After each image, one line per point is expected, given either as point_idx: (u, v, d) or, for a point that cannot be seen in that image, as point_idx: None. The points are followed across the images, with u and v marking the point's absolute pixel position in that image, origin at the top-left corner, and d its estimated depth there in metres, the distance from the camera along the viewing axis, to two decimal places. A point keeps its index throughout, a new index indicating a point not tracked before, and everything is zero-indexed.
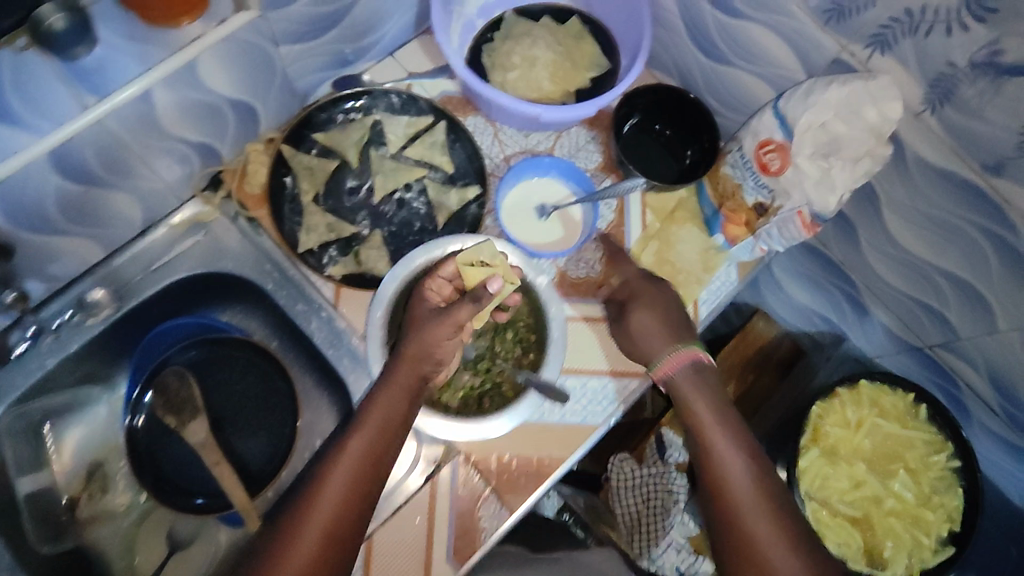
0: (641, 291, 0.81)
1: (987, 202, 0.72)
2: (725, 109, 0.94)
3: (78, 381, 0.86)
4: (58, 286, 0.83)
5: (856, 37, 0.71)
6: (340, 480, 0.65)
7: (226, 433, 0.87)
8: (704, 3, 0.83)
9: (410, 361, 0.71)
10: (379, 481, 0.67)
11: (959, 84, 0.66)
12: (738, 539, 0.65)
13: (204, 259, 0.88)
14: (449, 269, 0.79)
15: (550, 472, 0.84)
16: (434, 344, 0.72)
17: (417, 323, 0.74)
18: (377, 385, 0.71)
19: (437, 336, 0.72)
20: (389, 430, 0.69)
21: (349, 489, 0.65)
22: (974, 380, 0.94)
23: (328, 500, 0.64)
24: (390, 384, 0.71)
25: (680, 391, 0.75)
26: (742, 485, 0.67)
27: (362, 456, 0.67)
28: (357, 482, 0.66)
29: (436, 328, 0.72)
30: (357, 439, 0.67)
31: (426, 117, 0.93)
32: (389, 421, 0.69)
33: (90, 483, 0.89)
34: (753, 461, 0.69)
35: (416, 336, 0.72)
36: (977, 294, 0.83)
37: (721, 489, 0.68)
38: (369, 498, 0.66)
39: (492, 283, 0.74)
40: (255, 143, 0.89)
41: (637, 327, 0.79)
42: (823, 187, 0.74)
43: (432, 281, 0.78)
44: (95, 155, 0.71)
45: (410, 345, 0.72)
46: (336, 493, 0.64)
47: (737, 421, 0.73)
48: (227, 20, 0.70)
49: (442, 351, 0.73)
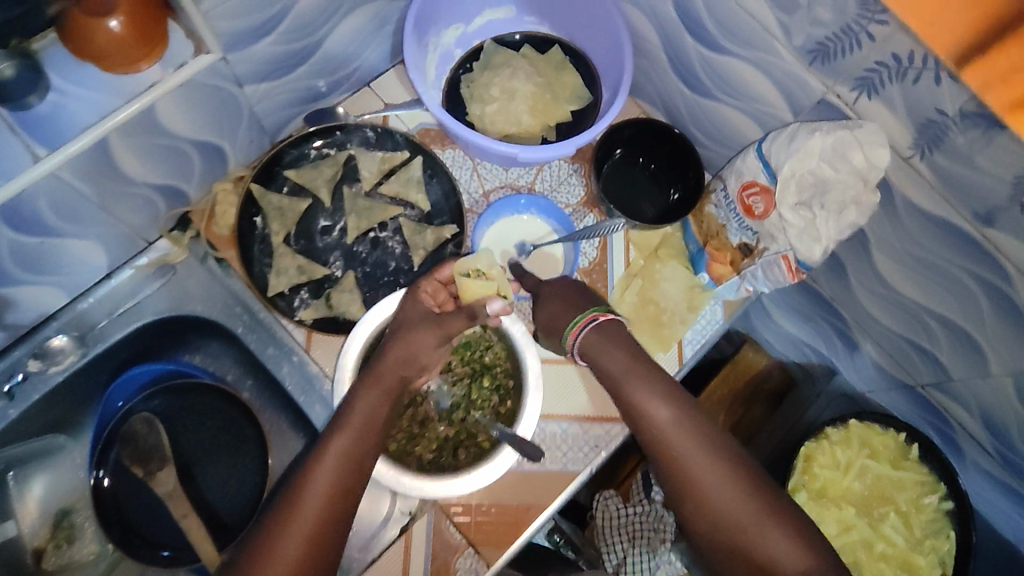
0: (548, 285, 0.81)
1: (977, 251, 0.69)
2: (710, 141, 0.91)
3: (42, 430, 0.84)
4: (22, 332, 0.80)
5: (842, 79, 0.68)
6: (322, 479, 0.67)
7: (196, 481, 0.86)
8: (687, 35, 0.80)
9: (395, 363, 0.73)
10: (362, 479, 0.69)
11: (949, 131, 0.62)
12: (697, 504, 0.69)
13: (172, 302, 0.86)
14: (445, 275, 0.80)
15: (529, 522, 0.81)
16: (421, 349, 0.74)
17: (405, 326, 0.76)
18: (360, 384, 0.73)
19: (423, 343, 0.74)
20: (371, 429, 0.71)
21: (331, 488, 0.67)
22: (967, 422, 0.89)
23: (313, 499, 0.66)
24: (374, 384, 0.72)
25: (607, 367, 0.74)
26: (708, 472, 0.69)
27: (345, 456, 0.68)
28: (341, 482, 0.68)
29: (423, 335, 0.74)
30: (340, 438, 0.69)
31: (401, 152, 0.90)
32: (370, 422, 0.71)
33: (56, 533, 0.88)
34: (712, 442, 0.70)
35: (403, 340, 0.74)
36: (971, 340, 0.78)
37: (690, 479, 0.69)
38: (353, 495, 0.68)
39: (493, 302, 0.75)
40: (224, 183, 0.86)
41: (547, 319, 0.79)
42: (807, 237, 0.72)
43: (426, 282, 0.79)
44: (49, 206, 0.68)
45: (396, 348, 0.73)
46: (319, 492, 0.66)
47: (672, 385, 0.73)
48: (186, 65, 0.68)
49: (428, 356, 0.75)
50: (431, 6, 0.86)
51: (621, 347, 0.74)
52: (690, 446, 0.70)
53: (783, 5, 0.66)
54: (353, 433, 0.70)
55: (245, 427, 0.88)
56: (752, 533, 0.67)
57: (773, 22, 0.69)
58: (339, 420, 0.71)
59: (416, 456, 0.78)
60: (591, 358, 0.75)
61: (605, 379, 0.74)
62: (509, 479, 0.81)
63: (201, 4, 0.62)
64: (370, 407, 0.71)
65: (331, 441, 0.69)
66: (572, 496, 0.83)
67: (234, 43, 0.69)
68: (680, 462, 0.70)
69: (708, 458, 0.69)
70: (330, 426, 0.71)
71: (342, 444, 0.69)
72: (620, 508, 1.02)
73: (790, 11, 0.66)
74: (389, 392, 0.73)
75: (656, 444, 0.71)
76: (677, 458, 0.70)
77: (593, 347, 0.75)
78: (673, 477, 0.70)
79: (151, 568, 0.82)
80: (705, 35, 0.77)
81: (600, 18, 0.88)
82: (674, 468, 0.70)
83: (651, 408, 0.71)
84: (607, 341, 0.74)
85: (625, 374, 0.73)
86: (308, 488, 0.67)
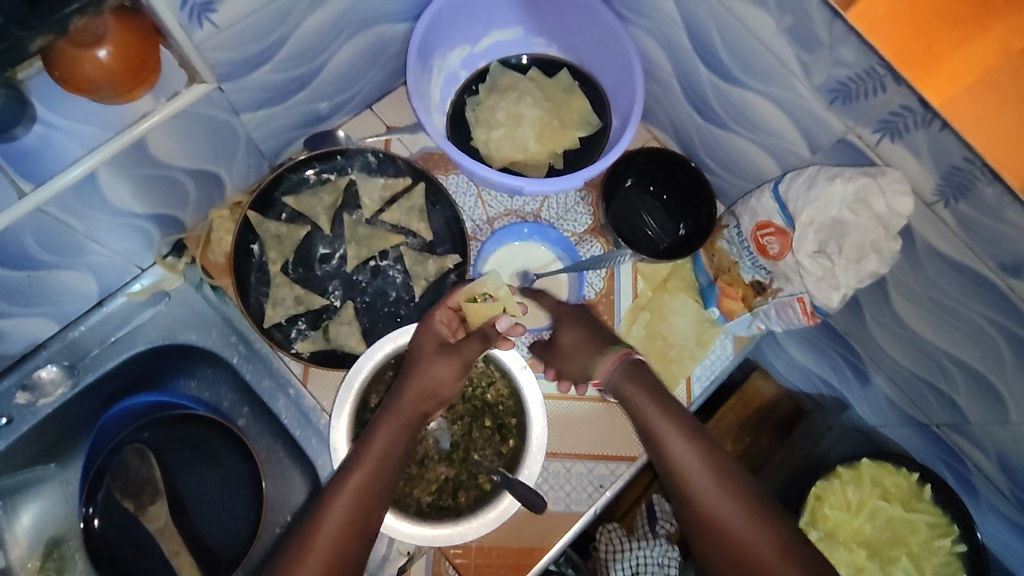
0: (560, 307, 0.81)
1: (1003, 299, 0.66)
2: (722, 170, 0.88)
3: (31, 460, 0.83)
4: (10, 361, 0.79)
5: (863, 120, 0.65)
6: (341, 514, 0.64)
7: (189, 514, 0.84)
8: (699, 65, 0.77)
9: (415, 395, 0.71)
10: (379, 516, 0.67)
11: (976, 181, 0.58)
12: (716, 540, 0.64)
13: (165, 331, 0.84)
14: (455, 301, 0.76)
15: (530, 564, 0.78)
16: (442, 379, 0.72)
17: (423, 357, 0.73)
18: (379, 416, 0.71)
19: (442, 373, 0.72)
20: (391, 464, 0.68)
21: (349, 522, 0.64)
22: (983, 464, 0.84)
23: (330, 536, 0.63)
24: (394, 416, 0.70)
25: (626, 395, 0.73)
26: (734, 521, 0.64)
27: (366, 492, 0.66)
28: (359, 519, 0.65)
29: (446, 366, 0.72)
30: (360, 472, 0.67)
31: (404, 178, 0.87)
32: (389, 455, 0.69)
33: (46, 563, 0.86)
34: (740, 490, 0.66)
35: (424, 371, 0.72)
36: (991, 386, 0.74)
37: (716, 528, 0.64)
38: (369, 535, 0.65)
39: (502, 321, 0.74)
40: (220, 209, 0.84)
41: (567, 347, 0.79)
42: (825, 284, 0.70)
43: (438, 310, 0.76)
44: (35, 240, 0.66)
45: (417, 380, 0.71)
46: (337, 529, 0.64)
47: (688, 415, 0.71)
48: (179, 95, 0.66)
49: (448, 388, 0.73)
50: (436, 29, 0.84)
51: (645, 383, 0.73)
52: (716, 491, 0.66)
53: (804, 44, 0.64)
54: (373, 467, 0.67)
55: (238, 460, 0.85)
56: None
57: (793, 59, 0.66)
58: (359, 453, 0.68)
59: (415, 499, 0.77)
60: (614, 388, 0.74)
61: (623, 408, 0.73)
62: (513, 521, 0.79)
63: (194, 36, 0.61)
64: (390, 439, 0.69)
65: (350, 475, 0.66)
66: (575, 538, 0.80)
67: (229, 74, 0.67)
68: (704, 508, 0.65)
69: (736, 506, 0.65)
70: (348, 460, 0.68)
71: (363, 476, 0.67)
72: (624, 539, 0.99)
73: (811, 50, 0.63)
74: (410, 425, 0.71)
75: (679, 487, 0.67)
76: (703, 503, 0.65)
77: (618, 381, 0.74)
78: (697, 525, 0.66)
79: None
80: (720, 66, 0.74)
81: (611, 43, 0.85)
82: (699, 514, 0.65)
83: (675, 448, 0.68)
84: (632, 377, 0.73)
85: (649, 409, 0.71)
86: (326, 525, 0.64)
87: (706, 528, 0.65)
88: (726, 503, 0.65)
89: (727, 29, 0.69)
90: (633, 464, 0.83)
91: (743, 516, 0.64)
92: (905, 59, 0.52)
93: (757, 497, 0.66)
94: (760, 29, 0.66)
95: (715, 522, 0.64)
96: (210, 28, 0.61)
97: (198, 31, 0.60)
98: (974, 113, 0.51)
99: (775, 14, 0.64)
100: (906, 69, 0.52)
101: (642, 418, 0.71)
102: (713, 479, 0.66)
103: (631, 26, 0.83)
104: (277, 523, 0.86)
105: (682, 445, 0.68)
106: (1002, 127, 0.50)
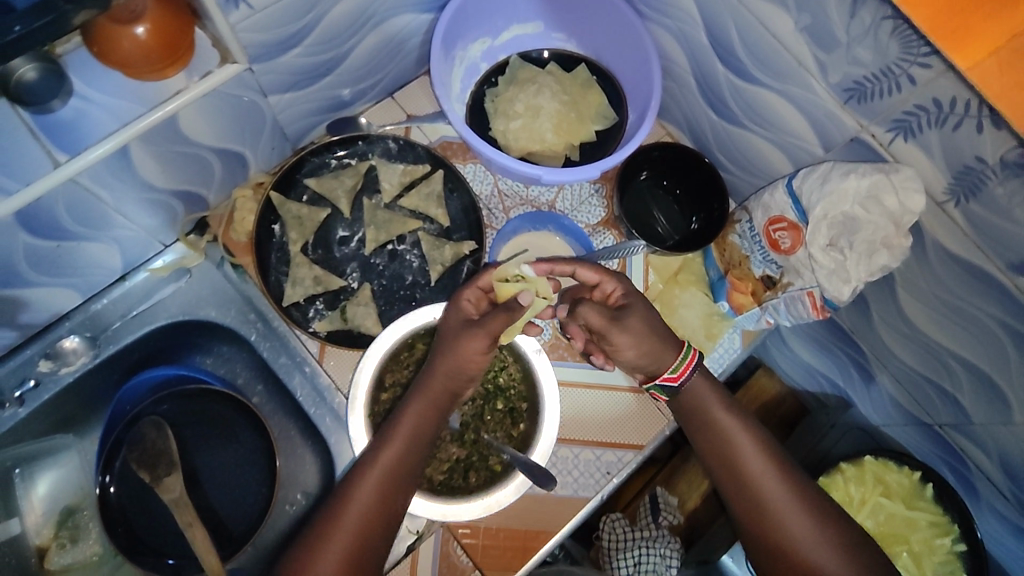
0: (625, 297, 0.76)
1: (1010, 299, 0.67)
2: (735, 167, 0.90)
3: (49, 429, 0.85)
4: (33, 332, 0.80)
5: (877, 120, 0.66)
6: (369, 492, 0.68)
7: (203, 488, 0.86)
8: (717, 62, 0.79)
9: (443, 375, 0.72)
10: (406, 493, 0.70)
11: (987, 181, 0.60)
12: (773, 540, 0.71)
13: (185, 306, 0.86)
14: (485, 282, 0.77)
15: (536, 548, 0.79)
16: (466, 357, 0.71)
17: (449, 337, 0.73)
18: (409, 397, 0.73)
19: (469, 353, 0.71)
20: (418, 444, 0.71)
21: (377, 502, 0.68)
22: (984, 465, 0.85)
23: (358, 511, 0.67)
24: (422, 397, 0.72)
25: (696, 405, 0.76)
26: (798, 524, 0.71)
27: (391, 471, 0.69)
28: (387, 496, 0.68)
29: (470, 344, 0.71)
30: (387, 452, 0.70)
31: (423, 165, 0.89)
32: (416, 437, 0.71)
33: (61, 531, 0.88)
34: (806, 499, 0.72)
35: (450, 351, 0.72)
36: (995, 386, 0.75)
37: (779, 528, 0.71)
38: (395, 512, 0.69)
39: (524, 295, 0.70)
40: (244, 189, 0.86)
41: (629, 346, 0.74)
42: (836, 278, 0.71)
43: (466, 290, 0.76)
44: (66, 211, 0.68)
45: (443, 360, 0.72)
46: (365, 505, 0.67)
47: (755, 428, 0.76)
48: (211, 75, 0.67)
49: (475, 365, 0.72)
50: (459, 21, 0.85)
51: (718, 392, 0.77)
52: (781, 496, 0.72)
53: (821, 43, 0.65)
54: (400, 447, 0.70)
55: (254, 436, 0.87)
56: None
57: (810, 58, 0.67)
58: (387, 432, 0.71)
59: (427, 477, 0.78)
60: (686, 399, 0.77)
61: (691, 418, 0.77)
62: (520, 504, 0.80)
63: (230, 17, 0.62)
64: (417, 419, 0.72)
65: (379, 453, 0.70)
66: (581, 522, 0.82)
67: (260, 56, 0.69)
68: (769, 511, 0.72)
69: (800, 512, 0.71)
70: (377, 438, 0.71)
71: (391, 457, 0.69)
72: (628, 529, 1.00)
73: (828, 49, 0.65)
74: (437, 405, 0.73)
75: (746, 493, 0.73)
76: (768, 507, 0.72)
77: (695, 388, 0.76)
78: (761, 527, 0.72)
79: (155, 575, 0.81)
80: (738, 65, 0.76)
81: (629, 40, 0.87)
82: (766, 517, 0.72)
83: (746, 457, 0.74)
84: (707, 385, 0.77)
85: (721, 419, 0.76)
86: (355, 500, 0.68)
87: (769, 529, 0.71)
88: (791, 508, 0.71)
89: (746, 28, 0.71)
90: (641, 452, 0.84)
91: (807, 521, 0.71)
92: (936, 27, 0.50)
93: (819, 502, 0.73)
94: (779, 28, 0.68)
95: (780, 524, 0.71)
96: (246, 10, 0.62)
97: (234, 12, 0.61)
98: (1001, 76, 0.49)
99: (793, 13, 0.65)
100: (936, 36, 0.51)
101: (712, 427, 0.76)
102: (778, 487, 0.73)
103: (649, 23, 0.85)
104: (289, 499, 0.88)
105: (751, 454, 0.74)
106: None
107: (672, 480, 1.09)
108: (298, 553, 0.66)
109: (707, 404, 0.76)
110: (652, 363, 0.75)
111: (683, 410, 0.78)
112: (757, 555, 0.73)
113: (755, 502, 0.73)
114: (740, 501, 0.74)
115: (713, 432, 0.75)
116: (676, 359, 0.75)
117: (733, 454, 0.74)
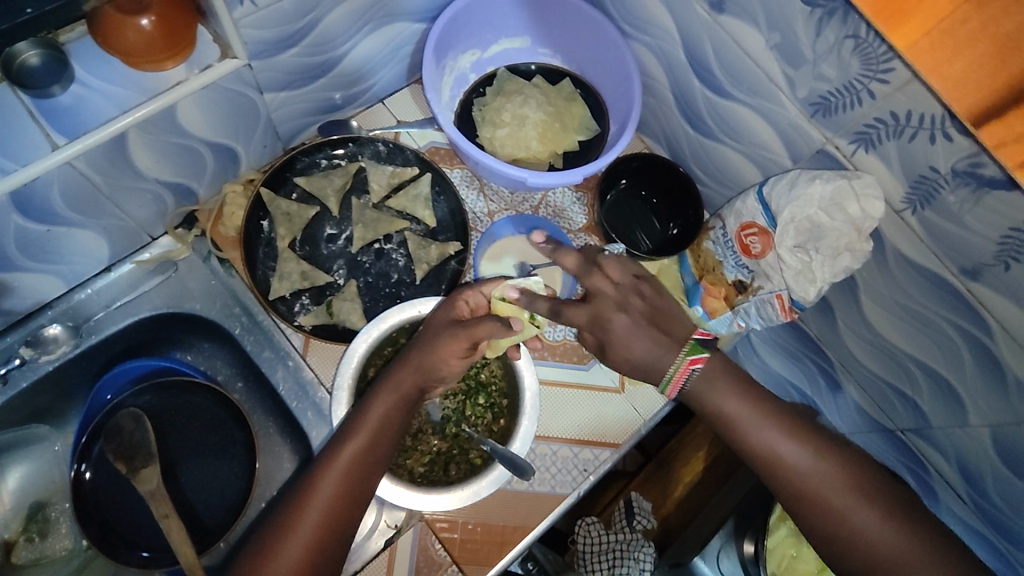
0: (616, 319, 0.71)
1: (962, 303, 0.70)
2: (709, 179, 0.94)
3: (24, 419, 0.84)
4: (15, 319, 0.81)
5: (841, 132, 0.71)
6: (331, 484, 0.67)
7: (179, 480, 0.86)
8: (693, 79, 0.83)
9: (415, 372, 0.71)
10: (368, 486, 0.69)
11: (941, 189, 0.65)
12: (820, 516, 0.69)
13: (171, 298, 0.87)
14: (488, 290, 0.78)
15: (514, 542, 0.80)
16: (442, 357, 0.71)
17: (432, 334, 0.73)
18: (378, 388, 0.72)
19: (446, 353, 0.71)
20: (384, 436, 0.70)
21: (340, 492, 0.67)
22: (946, 470, 0.87)
23: (319, 506, 0.66)
24: (392, 389, 0.71)
25: (702, 396, 0.72)
26: (849, 502, 0.68)
27: (356, 461, 0.68)
28: (351, 485, 0.68)
29: (448, 345, 0.70)
30: (354, 442, 0.69)
31: (411, 168, 0.93)
32: (385, 427, 0.70)
33: (29, 526, 0.86)
34: (840, 468, 0.70)
35: (431, 348, 0.71)
36: (953, 391, 0.78)
37: (843, 518, 0.68)
38: (358, 505, 0.68)
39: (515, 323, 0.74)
40: (234, 184, 0.88)
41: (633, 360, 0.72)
42: (802, 279, 0.76)
43: (467, 292, 0.78)
44: (60, 195, 0.68)
45: (419, 354, 0.72)
46: (328, 498, 0.66)
47: (769, 404, 0.73)
48: (211, 68, 0.69)
49: (450, 368, 0.72)
50: (450, 31, 0.89)
51: (727, 382, 0.72)
52: (811, 469, 0.70)
53: (789, 59, 0.70)
54: (366, 439, 0.69)
55: (236, 429, 0.88)
56: (867, 542, 0.67)
57: (779, 74, 0.72)
58: (355, 423, 0.70)
59: (408, 469, 0.81)
60: (696, 394, 0.72)
61: (707, 412, 0.73)
62: (497, 497, 0.81)
63: (233, 12, 0.63)
64: (386, 411, 0.70)
65: (343, 446, 0.69)
66: (557, 519, 0.83)
67: (259, 52, 0.71)
68: (827, 503, 0.69)
69: (836, 483, 0.69)
70: (345, 429, 0.70)
71: (356, 448, 0.68)
72: (603, 533, 1.01)
73: (795, 66, 0.70)
74: (405, 400, 0.71)
75: (792, 484, 0.70)
76: (823, 500, 0.69)
77: (694, 389, 0.72)
78: (807, 509, 0.70)
79: (127, 568, 0.81)
80: (714, 81, 0.80)
81: (612, 54, 0.91)
82: (803, 494, 0.70)
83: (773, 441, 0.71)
84: (717, 374, 0.72)
85: (732, 406, 0.72)
86: (315, 494, 0.67)
87: (807, 501, 0.70)
88: (824, 481, 0.69)
89: (721, 45, 0.76)
90: (617, 450, 0.86)
91: (851, 497, 0.68)
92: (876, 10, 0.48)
93: (848, 462, 0.71)
94: (750, 44, 0.73)
95: (837, 510, 0.68)
96: (249, 6, 0.64)
97: (238, 7, 0.63)
98: (936, 53, 0.48)
99: (764, 32, 0.70)
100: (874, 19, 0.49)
101: (729, 422, 0.72)
102: (828, 474, 0.69)
103: (631, 41, 0.89)
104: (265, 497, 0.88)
105: (767, 432, 0.71)
106: (958, 63, 0.47)
107: (646, 486, 1.08)
108: (254, 547, 0.65)
109: (717, 395, 0.72)
110: (642, 375, 0.73)
111: (689, 402, 0.74)
112: (811, 530, 0.71)
113: (793, 481, 0.70)
114: (775, 481, 0.71)
115: (737, 428, 0.72)
116: (675, 359, 0.70)
117: (768, 450, 0.71)
